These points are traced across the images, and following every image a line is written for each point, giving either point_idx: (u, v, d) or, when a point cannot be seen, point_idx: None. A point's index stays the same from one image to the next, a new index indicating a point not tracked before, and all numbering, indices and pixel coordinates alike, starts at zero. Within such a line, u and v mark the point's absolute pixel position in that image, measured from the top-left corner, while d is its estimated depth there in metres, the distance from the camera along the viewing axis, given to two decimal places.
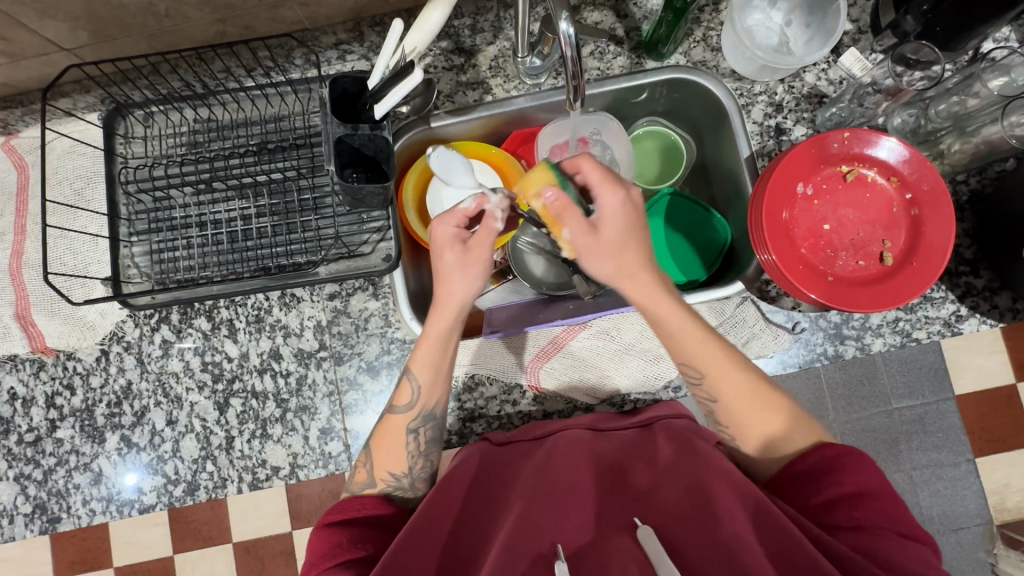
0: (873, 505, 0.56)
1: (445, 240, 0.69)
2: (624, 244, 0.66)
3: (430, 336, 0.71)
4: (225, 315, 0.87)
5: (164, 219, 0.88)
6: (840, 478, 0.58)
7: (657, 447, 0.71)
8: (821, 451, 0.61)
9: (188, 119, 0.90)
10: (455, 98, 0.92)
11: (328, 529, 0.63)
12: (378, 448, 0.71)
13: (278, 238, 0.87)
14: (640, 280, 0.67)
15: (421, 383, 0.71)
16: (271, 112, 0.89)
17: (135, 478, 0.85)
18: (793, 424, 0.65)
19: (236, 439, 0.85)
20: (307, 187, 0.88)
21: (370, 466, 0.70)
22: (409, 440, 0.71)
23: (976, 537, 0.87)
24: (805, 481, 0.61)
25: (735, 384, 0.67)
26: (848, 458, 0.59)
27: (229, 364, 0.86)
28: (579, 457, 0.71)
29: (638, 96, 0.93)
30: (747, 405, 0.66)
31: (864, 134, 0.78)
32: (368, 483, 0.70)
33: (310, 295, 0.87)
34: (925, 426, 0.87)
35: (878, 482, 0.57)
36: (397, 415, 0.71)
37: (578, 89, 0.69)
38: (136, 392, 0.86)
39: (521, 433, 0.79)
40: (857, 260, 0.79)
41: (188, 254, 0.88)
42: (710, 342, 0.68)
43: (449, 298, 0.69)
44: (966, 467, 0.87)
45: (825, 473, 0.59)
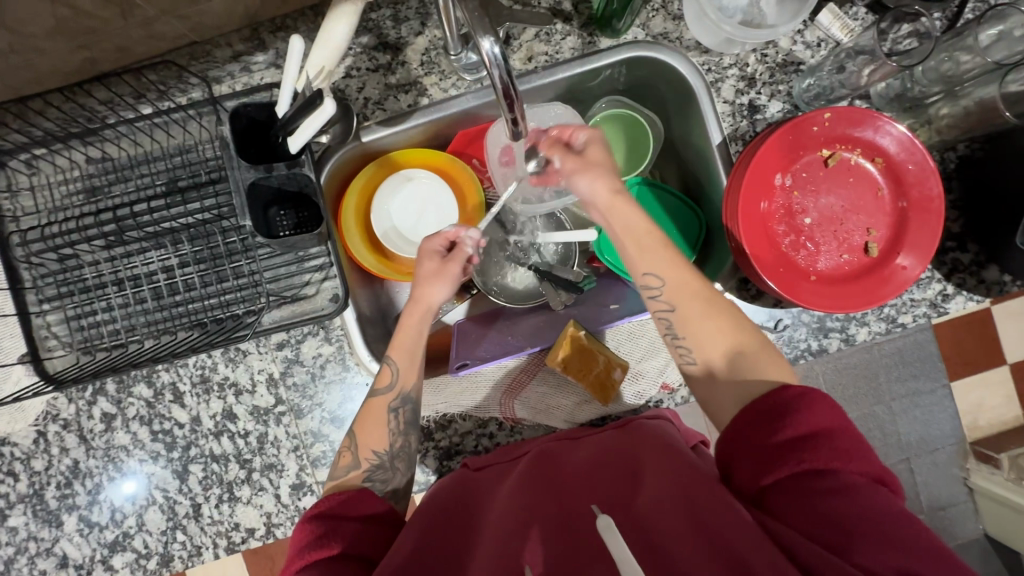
0: (830, 446, 0.51)
1: (427, 249, 0.74)
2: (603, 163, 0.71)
3: (406, 328, 0.72)
4: (167, 379, 0.79)
5: (75, 282, 0.78)
6: (791, 420, 0.52)
7: (632, 448, 0.68)
8: (782, 393, 0.55)
9: (78, 162, 0.77)
10: (386, 103, 0.80)
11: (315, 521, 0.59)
12: (361, 428, 0.67)
13: (209, 289, 0.78)
14: (614, 202, 0.69)
15: (401, 364, 0.70)
16: (174, 143, 0.77)
17: (131, 492, 0.80)
18: (763, 362, 0.59)
19: (203, 506, 0.80)
20: (232, 228, 0.77)
21: (353, 448, 0.66)
22: (389, 418, 0.68)
23: (951, 456, 0.88)
24: (762, 419, 0.54)
25: (722, 332, 0.61)
26: (812, 397, 0.53)
27: (181, 431, 0.80)
28: (551, 470, 0.68)
29: (596, 78, 0.82)
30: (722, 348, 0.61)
31: (848, 114, 0.70)
32: (353, 464, 0.65)
33: (256, 347, 0.79)
34: (903, 358, 0.83)
35: (837, 419, 0.52)
36: (378, 397, 0.68)
37: (518, 118, 0.58)
38: (86, 470, 0.80)
39: (497, 457, 0.75)
40: (840, 255, 0.73)
41: (110, 317, 0.78)
42: (689, 277, 0.65)
43: (424, 299, 0.72)
44: (942, 392, 0.87)
45: (779, 412, 0.53)
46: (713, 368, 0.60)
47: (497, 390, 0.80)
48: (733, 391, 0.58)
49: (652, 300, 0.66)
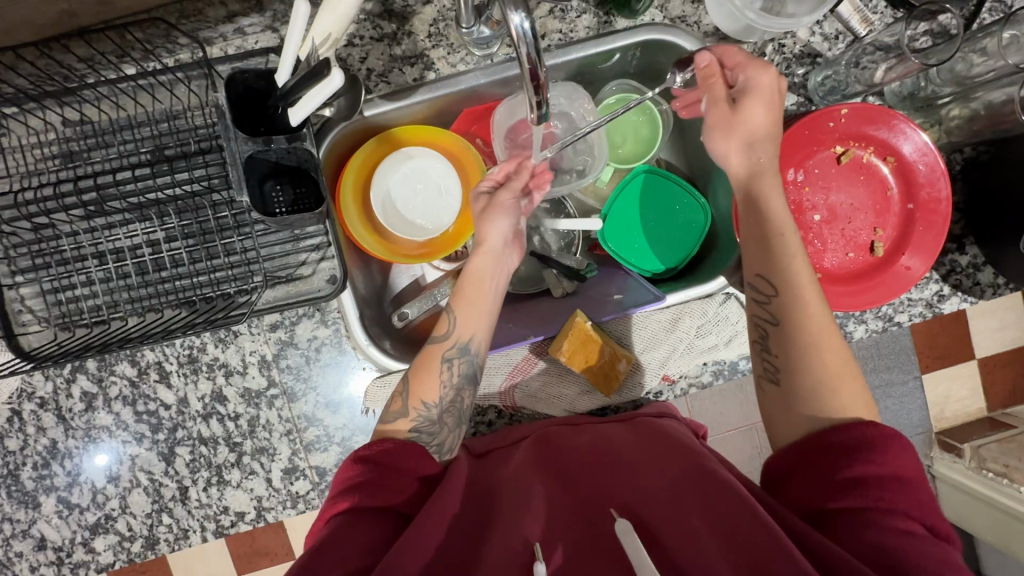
0: (904, 490, 0.52)
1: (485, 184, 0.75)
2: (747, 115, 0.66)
3: (473, 272, 0.72)
4: (152, 358, 0.76)
5: (51, 254, 0.73)
6: (878, 456, 0.54)
7: (642, 441, 0.68)
8: (871, 431, 0.56)
9: (53, 123, 0.72)
10: (391, 76, 0.76)
11: (358, 464, 0.57)
12: (415, 377, 0.67)
13: (198, 265, 0.74)
14: (750, 171, 0.67)
15: (460, 314, 0.70)
16: (160, 108, 0.72)
17: (101, 469, 0.77)
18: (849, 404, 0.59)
19: (190, 489, 0.78)
20: (223, 202, 0.73)
21: (405, 394, 0.66)
22: (444, 368, 0.67)
23: (917, 444, 1.10)
24: (850, 447, 0.55)
25: (827, 355, 0.61)
26: (897, 439, 0.55)
27: (167, 412, 0.77)
28: (575, 460, 0.67)
29: (608, 60, 0.80)
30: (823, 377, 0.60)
31: (865, 111, 0.69)
32: (402, 411, 0.65)
33: (248, 328, 0.76)
34: (880, 350, 1.04)
35: (915, 467, 0.54)
36: (436, 344, 0.69)
37: (541, 102, 0.56)
38: (65, 451, 0.77)
39: (497, 441, 0.74)
40: (847, 253, 0.73)
41: (90, 292, 0.74)
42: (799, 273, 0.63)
43: (486, 238, 0.73)
44: (915, 383, 1.07)
45: (865, 446, 0.55)
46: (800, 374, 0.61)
47: (497, 377, 0.79)
48: (812, 421, 0.59)
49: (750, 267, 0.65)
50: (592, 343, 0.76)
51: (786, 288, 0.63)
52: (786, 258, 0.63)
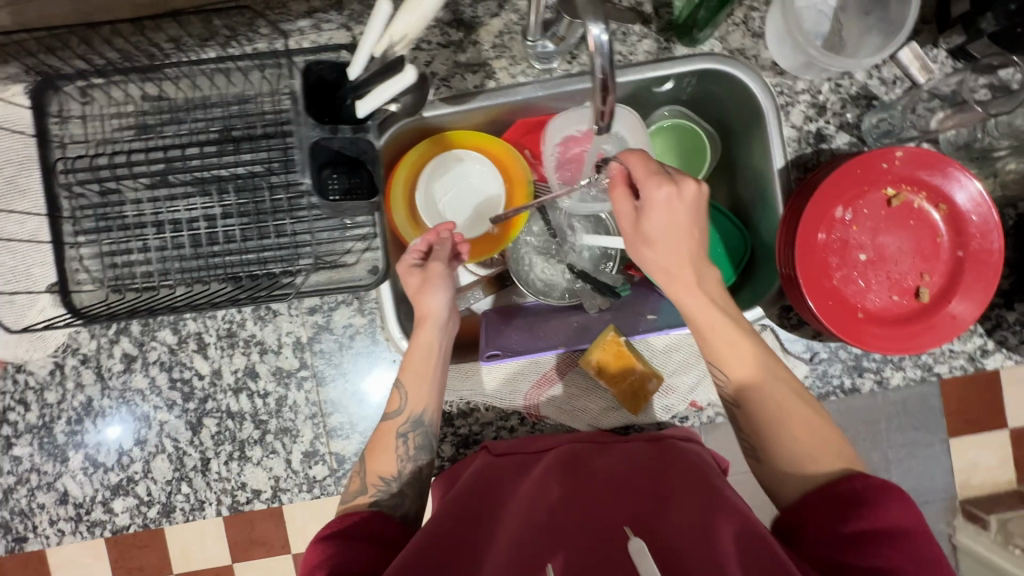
0: (900, 546, 0.51)
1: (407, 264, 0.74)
2: (670, 224, 0.66)
3: (418, 347, 0.73)
4: (193, 328, 0.78)
5: (115, 219, 0.77)
6: (868, 512, 0.53)
7: (663, 464, 0.68)
8: (850, 482, 0.57)
9: (134, 97, 0.76)
10: (452, 81, 0.79)
11: (326, 541, 0.60)
12: (370, 454, 0.71)
13: (249, 243, 0.77)
14: (680, 271, 0.67)
15: (409, 389, 0.72)
16: (234, 91, 0.76)
17: (131, 431, 0.79)
18: (830, 454, 0.60)
19: (212, 461, 0.79)
20: (280, 185, 0.76)
21: (362, 474, 0.70)
22: (399, 443, 0.71)
23: None
24: (832, 510, 0.56)
25: (791, 413, 0.63)
26: (889, 493, 0.54)
27: (199, 382, 0.79)
28: (583, 471, 0.67)
29: (662, 85, 0.82)
30: (794, 442, 0.61)
31: (920, 155, 0.69)
32: (361, 490, 0.68)
33: (288, 308, 0.78)
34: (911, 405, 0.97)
35: (914, 520, 0.53)
36: (388, 421, 0.72)
37: (606, 113, 0.57)
38: (99, 409, 0.79)
39: (520, 446, 0.75)
40: (890, 295, 0.72)
41: (145, 259, 0.77)
42: (750, 356, 0.65)
43: (427, 311, 0.73)
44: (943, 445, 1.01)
45: (857, 504, 0.55)
46: (772, 446, 0.62)
47: (523, 384, 0.78)
48: (800, 482, 0.60)
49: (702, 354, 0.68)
50: (627, 359, 0.76)
51: (734, 376, 0.65)
52: (739, 364, 0.65)
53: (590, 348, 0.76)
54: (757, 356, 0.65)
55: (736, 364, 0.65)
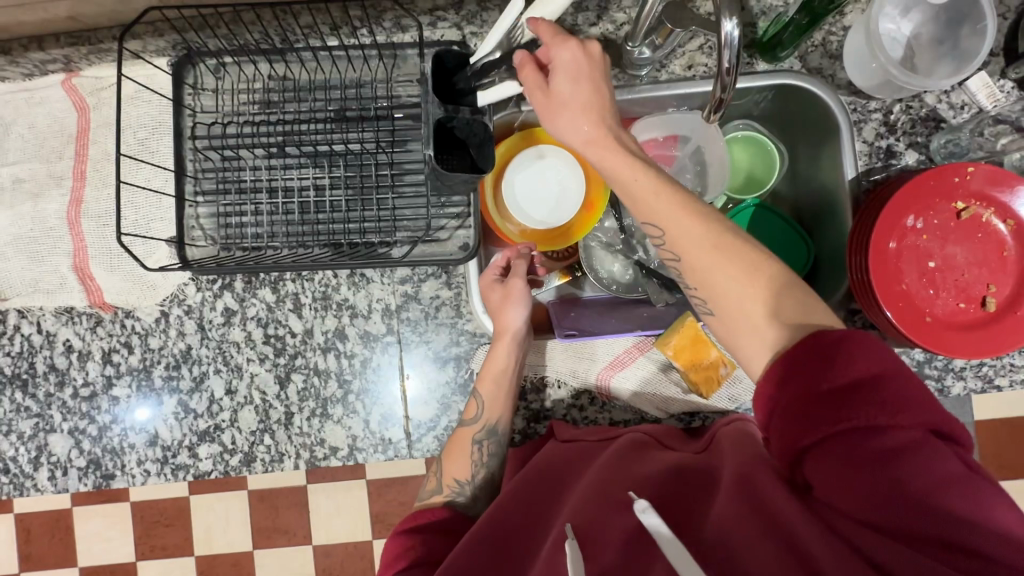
0: (906, 409, 0.48)
1: (488, 282, 0.80)
2: (574, 91, 0.65)
3: (494, 360, 0.78)
4: (291, 289, 0.84)
5: (233, 182, 0.84)
6: (838, 370, 0.51)
7: (714, 454, 0.67)
8: (817, 336, 0.53)
9: (262, 75, 0.84)
10: None
11: (402, 535, 0.69)
12: (448, 458, 0.78)
13: (351, 214, 0.83)
14: (586, 145, 0.66)
15: (486, 400, 0.78)
16: (352, 76, 0.84)
17: (223, 381, 0.84)
18: (777, 310, 0.57)
19: (295, 416, 0.83)
20: (386, 162, 0.83)
21: (438, 475, 0.78)
22: (473, 450, 0.78)
23: None
24: (802, 371, 0.52)
25: (699, 245, 0.60)
26: (851, 344, 0.52)
27: (292, 339, 0.84)
28: (634, 458, 0.68)
29: (740, 98, 0.89)
30: (719, 297, 0.60)
31: (990, 172, 0.74)
32: (436, 489, 0.77)
33: (380, 276, 0.84)
34: None
35: (892, 365, 0.50)
36: (464, 428, 0.78)
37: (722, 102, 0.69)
38: (196, 357, 0.84)
39: (586, 433, 0.77)
40: (958, 303, 0.75)
41: (255, 221, 0.84)
42: (688, 216, 0.61)
43: (505, 327, 0.78)
44: None
45: (827, 362, 0.52)
46: (724, 305, 0.60)
47: (596, 365, 0.82)
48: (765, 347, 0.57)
49: (664, 258, 0.65)
50: (704, 347, 0.81)
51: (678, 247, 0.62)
52: (680, 228, 0.61)
53: (670, 330, 0.82)
54: (692, 216, 0.61)
55: (751, 287, 0.58)
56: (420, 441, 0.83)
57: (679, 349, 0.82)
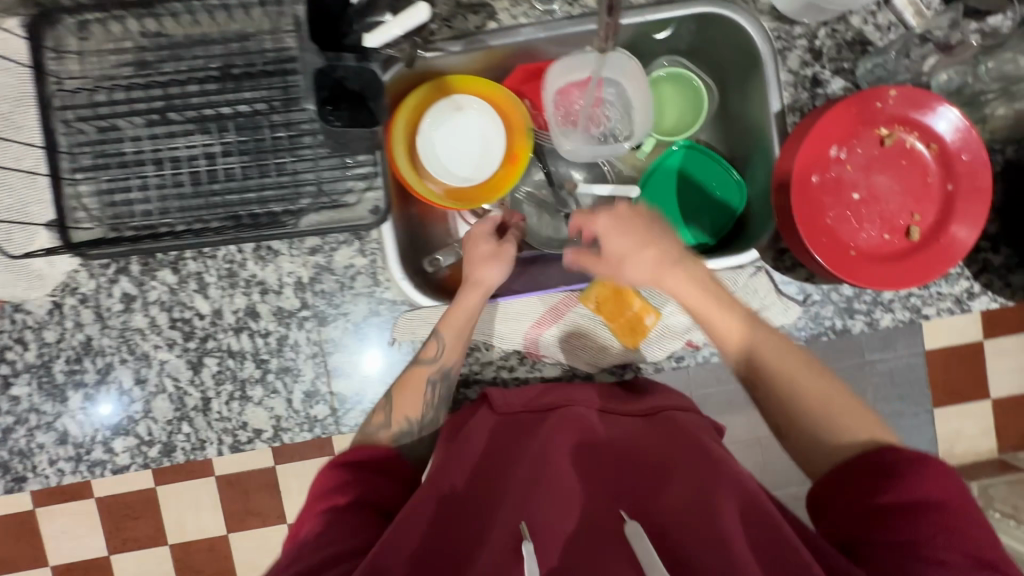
0: (937, 513, 0.52)
1: (479, 233, 0.80)
2: (625, 233, 0.71)
3: (463, 306, 0.76)
4: (194, 268, 0.78)
5: (113, 156, 0.76)
6: (897, 484, 0.55)
7: (664, 440, 0.67)
8: (882, 455, 0.58)
9: (133, 33, 0.75)
10: (455, 22, 0.78)
11: (340, 468, 0.65)
12: (400, 392, 0.75)
13: (249, 182, 0.77)
14: (626, 216, 0.72)
15: (448, 342, 0.75)
16: (233, 27, 0.75)
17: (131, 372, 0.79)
18: (846, 419, 0.62)
19: (213, 401, 0.79)
20: (281, 123, 0.76)
21: (387, 409, 0.73)
22: (427, 388, 0.75)
23: None
24: (864, 482, 0.57)
25: (785, 353, 0.66)
26: (923, 462, 0.55)
27: (200, 322, 0.79)
28: (583, 440, 0.67)
29: (661, 32, 0.84)
30: (809, 406, 0.63)
31: (913, 94, 0.71)
32: (384, 424, 0.73)
33: (288, 248, 0.79)
34: (895, 378, 1.03)
35: (950, 493, 0.53)
36: (421, 366, 0.75)
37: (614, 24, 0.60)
38: (98, 348, 0.79)
39: (522, 404, 0.74)
40: (882, 234, 0.74)
41: (144, 197, 0.77)
42: (737, 323, 0.67)
43: (483, 280, 0.77)
44: (925, 416, 1.06)
45: (888, 475, 0.56)
46: (790, 405, 0.64)
47: (523, 324, 0.80)
48: (830, 450, 0.61)
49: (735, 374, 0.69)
50: (626, 296, 0.80)
51: (727, 342, 0.68)
52: (722, 334, 0.68)
53: (593, 283, 0.80)
54: (730, 310, 0.68)
55: (790, 367, 0.65)
56: (347, 417, 0.80)
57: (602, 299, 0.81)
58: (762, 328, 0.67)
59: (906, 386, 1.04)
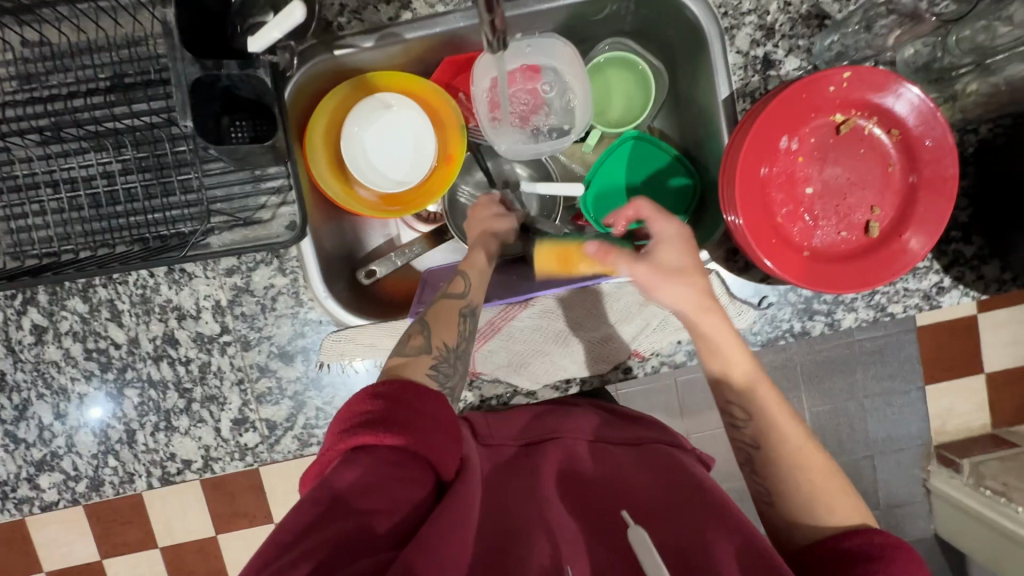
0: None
1: (485, 204, 0.78)
2: (678, 257, 0.67)
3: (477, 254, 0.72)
4: (105, 296, 0.74)
5: (4, 180, 0.70)
6: (880, 564, 0.52)
7: (652, 470, 0.64)
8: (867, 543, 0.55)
9: (13, 44, 0.69)
10: (365, 15, 0.71)
11: (376, 402, 0.51)
12: (431, 321, 0.64)
13: (153, 202, 0.71)
14: (697, 315, 0.66)
15: (474, 279, 0.69)
16: (123, 34, 0.70)
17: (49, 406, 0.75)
18: (828, 486, 0.61)
19: (138, 433, 0.76)
20: (182, 136, 0.70)
21: (425, 334, 0.63)
22: (463, 321, 0.66)
23: (913, 457, 1.19)
24: (847, 557, 0.54)
25: (790, 429, 0.64)
26: (897, 547, 0.54)
27: (117, 352, 0.75)
28: (571, 471, 0.64)
29: (600, 13, 0.76)
30: (796, 459, 0.62)
31: (869, 75, 0.63)
32: (423, 350, 0.61)
33: (204, 270, 0.74)
34: (884, 356, 1.16)
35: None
36: (450, 300, 0.66)
37: (497, 26, 0.52)
38: (13, 383, 0.75)
39: (507, 433, 0.71)
40: (839, 232, 0.67)
41: (42, 222, 0.70)
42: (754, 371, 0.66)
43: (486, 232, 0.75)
44: (915, 393, 1.17)
45: (865, 558, 0.53)
46: (771, 457, 0.63)
47: None
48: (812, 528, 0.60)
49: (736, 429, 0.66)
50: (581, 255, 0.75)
51: (758, 417, 0.64)
52: (771, 420, 0.64)
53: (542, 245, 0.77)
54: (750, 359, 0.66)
55: (795, 446, 0.63)
56: (279, 444, 0.76)
57: (556, 256, 0.76)
58: (769, 392, 0.65)
59: (891, 365, 1.16)
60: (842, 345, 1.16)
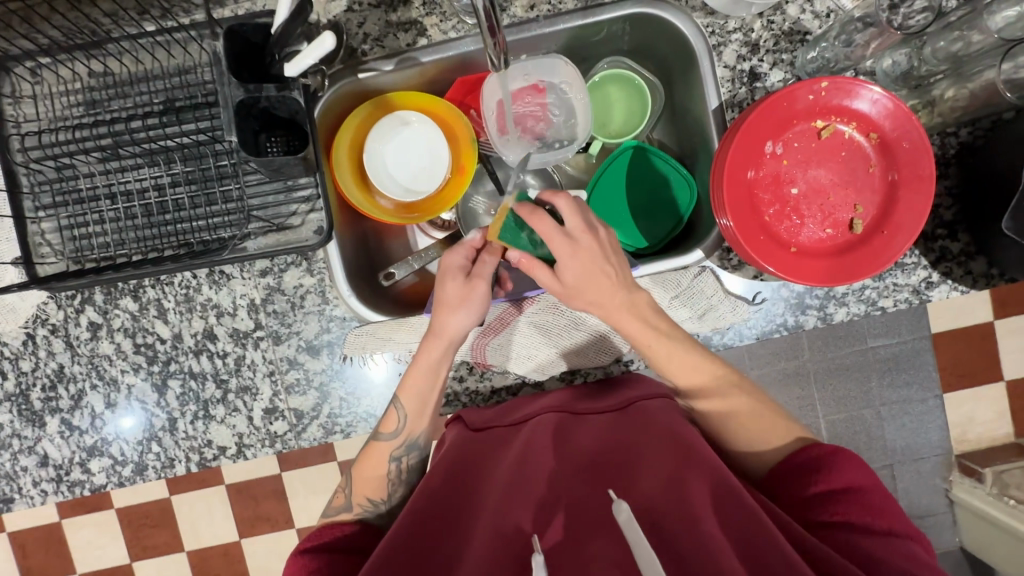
0: (858, 498, 0.59)
1: (450, 267, 0.75)
2: (593, 274, 0.71)
3: (420, 365, 0.75)
4: (153, 295, 0.82)
5: (71, 193, 0.79)
6: (826, 474, 0.62)
7: (631, 432, 0.69)
8: (802, 455, 0.66)
9: (81, 75, 0.79)
10: (386, 41, 0.80)
11: (305, 555, 0.66)
12: (360, 475, 0.76)
13: (198, 211, 0.79)
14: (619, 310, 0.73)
15: (408, 411, 0.76)
16: (173, 63, 0.79)
17: (99, 396, 0.83)
18: (763, 429, 0.71)
19: (179, 421, 0.83)
20: (224, 152, 0.79)
21: (349, 491, 0.75)
22: (392, 467, 0.77)
23: (935, 466, 1.07)
24: (796, 475, 0.65)
25: (720, 391, 0.74)
26: (841, 456, 0.63)
27: (162, 346, 0.82)
28: (555, 444, 0.70)
29: (598, 34, 0.83)
30: (728, 414, 0.73)
31: (844, 84, 0.69)
32: (345, 507, 0.75)
33: (240, 272, 0.81)
34: (899, 364, 0.99)
35: (866, 478, 0.61)
36: (383, 442, 0.76)
37: (500, 44, 0.65)
38: (70, 375, 0.83)
39: (497, 418, 0.77)
40: (824, 229, 0.72)
41: (101, 230, 0.80)
42: (685, 350, 0.74)
43: (447, 330, 0.74)
44: (932, 402, 1.02)
45: (817, 469, 0.64)
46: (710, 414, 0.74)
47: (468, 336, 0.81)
48: (758, 461, 0.70)
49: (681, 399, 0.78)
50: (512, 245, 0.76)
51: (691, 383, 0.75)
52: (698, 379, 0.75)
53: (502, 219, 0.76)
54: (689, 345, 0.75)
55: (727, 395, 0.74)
56: (306, 432, 0.82)
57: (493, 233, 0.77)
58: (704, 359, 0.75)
59: (906, 373, 1.00)
60: (857, 353, 0.99)
